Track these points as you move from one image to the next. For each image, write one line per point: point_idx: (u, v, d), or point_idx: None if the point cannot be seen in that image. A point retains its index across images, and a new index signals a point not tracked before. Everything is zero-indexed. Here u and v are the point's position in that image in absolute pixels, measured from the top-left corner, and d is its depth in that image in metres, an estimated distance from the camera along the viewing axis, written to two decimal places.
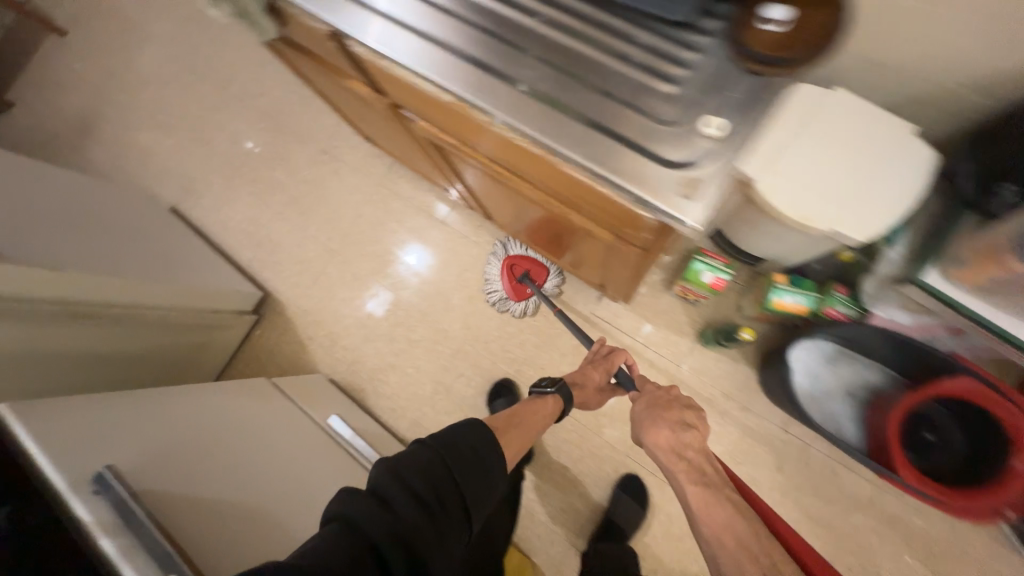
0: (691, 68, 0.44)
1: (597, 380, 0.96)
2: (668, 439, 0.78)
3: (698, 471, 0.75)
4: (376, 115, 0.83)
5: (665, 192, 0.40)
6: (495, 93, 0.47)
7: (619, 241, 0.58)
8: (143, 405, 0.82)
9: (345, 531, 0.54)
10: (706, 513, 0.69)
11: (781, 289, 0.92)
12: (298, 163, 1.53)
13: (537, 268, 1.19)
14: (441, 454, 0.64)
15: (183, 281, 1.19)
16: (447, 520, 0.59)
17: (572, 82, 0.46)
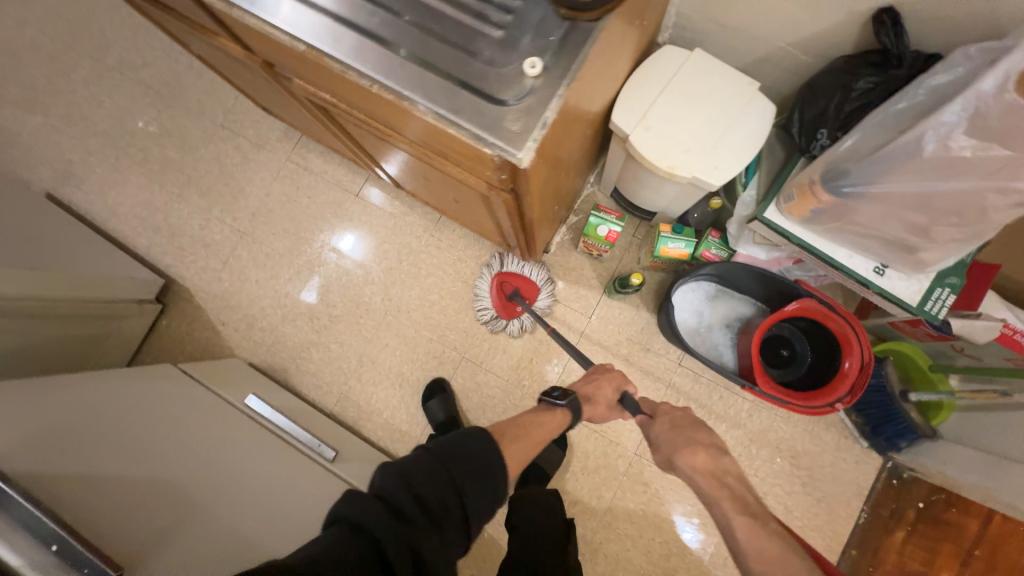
0: (517, 14, 0.48)
1: (608, 396, 0.96)
2: (706, 462, 0.76)
3: (742, 501, 0.71)
4: (257, 77, 0.80)
5: (495, 127, 0.45)
6: (343, 41, 0.48)
7: (490, 189, 0.62)
8: (20, 400, 0.76)
9: (354, 534, 0.54)
10: (754, 545, 0.63)
11: (665, 237, 1.02)
12: (194, 140, 1.43)
13: (529, 287, 1.21)
14: (439, 456, 0.64)
15: (66, 270, 1.09)
16: (447, 525, 0.59)
17: (414, 29, 0.49)
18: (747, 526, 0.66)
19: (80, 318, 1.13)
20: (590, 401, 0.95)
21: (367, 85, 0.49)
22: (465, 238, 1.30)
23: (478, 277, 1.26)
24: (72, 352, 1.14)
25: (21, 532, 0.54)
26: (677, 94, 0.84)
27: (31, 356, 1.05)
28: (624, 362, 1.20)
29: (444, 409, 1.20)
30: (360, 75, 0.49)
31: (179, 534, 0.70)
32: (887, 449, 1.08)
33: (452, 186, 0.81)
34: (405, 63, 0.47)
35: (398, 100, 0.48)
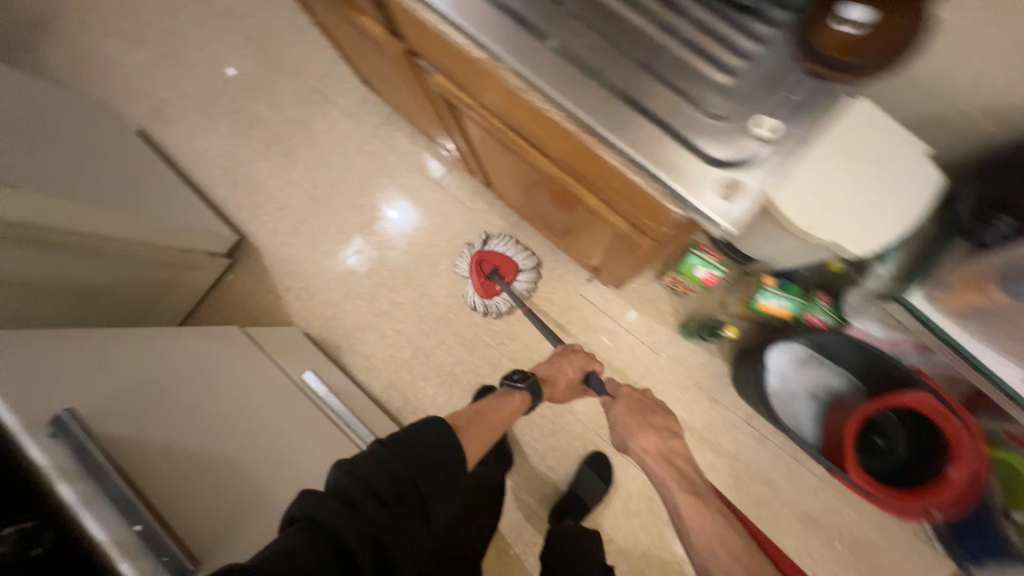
0: (749, 61, 0.43)
1: (569, 376, 0.97)
2: (657, 444, 0.82)
3: (687, 479, 0.78)
4: (384, 59, 0.77)
5: (700, 190, 0.40)
6: (537, 59, 0.44)
7: (628, 229, 0.56)
8: (119, 341, 0.77)
9: (312, 535, 0.51)
10: (698, 521, 0.71)
11: (769, 292, 0.95)
12: (285, 99, 1.41)
13: (507, 265, 1.20)
14: (397, 453, 0.61)
15: (148, 214, 1.10)
16: (410, 516, 0.57)
17: (620, 56, 0.44)
18: (689, 505, 0.73)
19: (157, 264, 1.15)
20: (548, 382, 0.97)
21: (549, 110, 0.44)
22: (542, 247, 1.24)
23: (458, 256, 1.26)
24: (139, 295, 1.16)
25: (107, 505, 0.53)
26: (833, 153, 0.74)
27: (106, 293, 1.08)
28: (688, 408, 1.13)
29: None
30: (545, 98, 0.44)
31: (237, 525, 0.69)
32: (968, 563, 0.98)
33: (563, 208, 0.76)
34: (604, 98, 0.43)
35: (580, 133, 0.44)
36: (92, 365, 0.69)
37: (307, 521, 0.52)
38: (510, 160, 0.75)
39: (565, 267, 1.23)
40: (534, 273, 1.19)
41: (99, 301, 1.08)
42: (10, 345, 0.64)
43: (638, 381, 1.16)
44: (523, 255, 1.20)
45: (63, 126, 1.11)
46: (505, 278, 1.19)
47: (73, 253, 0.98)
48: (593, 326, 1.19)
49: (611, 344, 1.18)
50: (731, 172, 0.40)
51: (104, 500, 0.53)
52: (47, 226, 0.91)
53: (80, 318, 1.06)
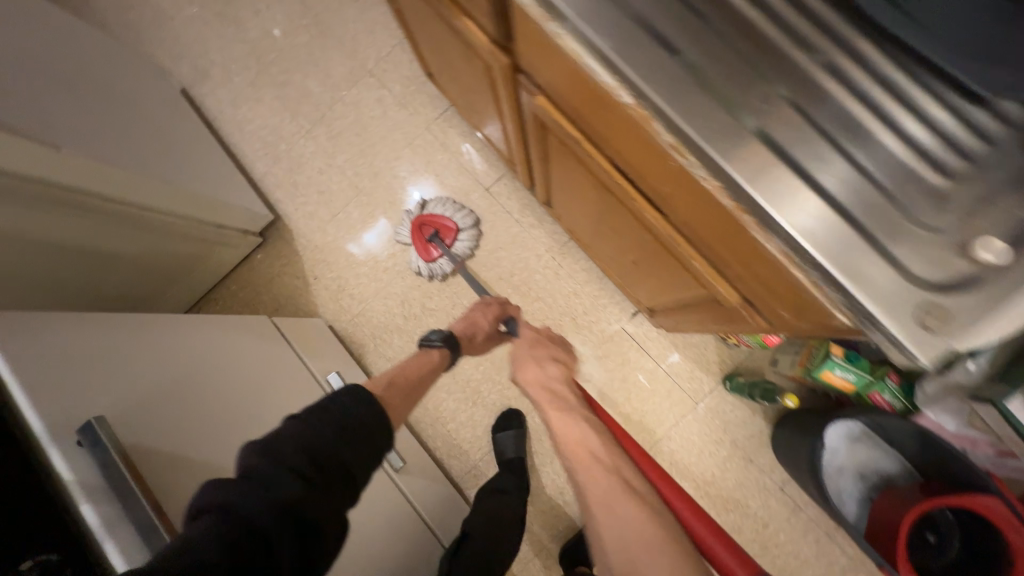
0: (973, 162, 0.36)
1: (484, 327, 0.89)
2: (536, 374, 0.72)
3: (563, 399, 0.68)
4: (475, 64, 0.70)
5: (900, 312, 0.31)
6: (711, 118, 0.36)
7: (739, 306, 0.50)
8: (144, 333, 0.70)
9: (224, 527, 0.42)
10: (570, 447, 0.59)
11: (835, 362, 0.87)
12: (337, 77, 1.34)
13: (448, 228, 1.19)
14: (311, 421, 0.51)
15: (183, 184, 1.04)
16: (335, 491, 0.48)
17: (810, 130, 0.37)
18: (563, 422, 0.62)
19: (187, 237, 1.10)
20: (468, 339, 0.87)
21: (703, 178, 0.37)
22: (588, 273, 1.19)
23: (399, 222, 1.25)
24: (162, 269, 1.10)
25: (132, 534, 0.47)
26: None
27: (134, 263, 1.02)
28: (719, 463, 1.08)
29: (515, 447, 1.10)
30: (706, 164, 0.36)
31: None
32: None
33: (644, 255, 0.69)
34: (791, 180, 0.35)
35: (739, 212, 0.36)
36: (115, 361, 0.62)
37: (220, 509, 0.43)
38: (594, 196, 0.69)
39: (609, 297, 1.17)
40: (473, 234, 1.20)
41: (119, 273, 1.01)
42: (28, 334, 0.56)
43: (671, 427, 1.11)
44: (461, 215, 1.21)
45: (110, 79, 1.05)
46: (445, 241, 1.19)
47: (99, 218, 0.91)
48: (631, 363, 1.14)
49: (648, 384, 1.13)
50: (963, 293, 0.32)
51: (126, 526, 0.47)
52: (82, 188, 0.86)
53: (93, 292, 0.97)
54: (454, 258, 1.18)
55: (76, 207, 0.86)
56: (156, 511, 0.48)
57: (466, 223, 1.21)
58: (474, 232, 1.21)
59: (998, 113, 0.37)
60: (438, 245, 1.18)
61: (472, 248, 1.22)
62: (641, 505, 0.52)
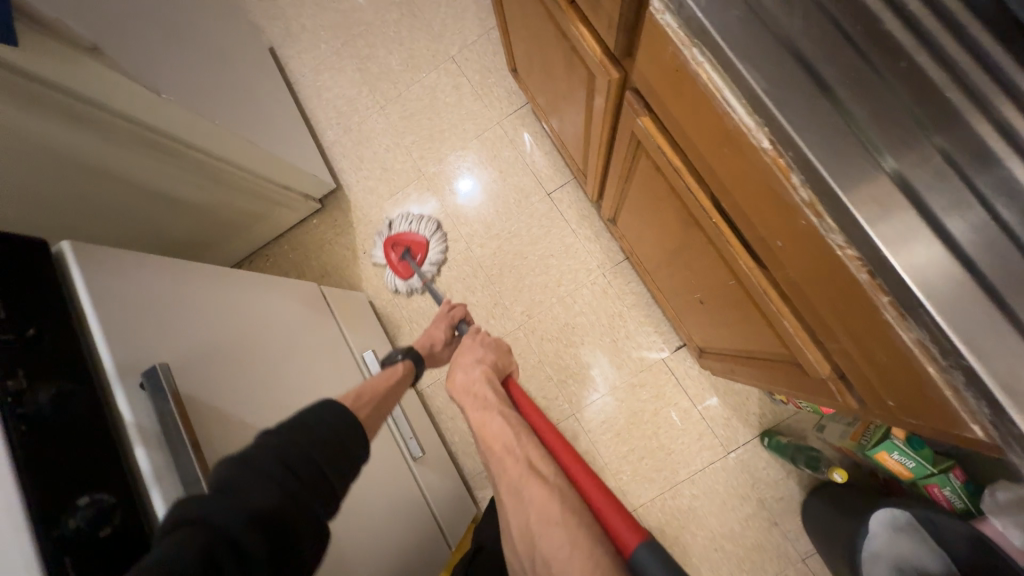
0: None
1: (439, 336, 0.88)
2: (463, 377, 0.66)
3: (483, 396, 0.61)
4: (577, 71, 0.68)
5: None
6: (866, 184, 0.33)
7: (828, 378, 0.46)
8: (207, 283, 0.71)
9: (196, 538, 0.38)
10: (487, 439, 0.54)
11: (894, 444, 0.82)
12: (420, 58, 1.34)
13: (416, 242, 1.22)
14: (282, 428, 0.50)
15: (260, 141, 1.06)
16: (311, 499, 0.47)
17: (965, 202, 0.33)
18: (481, 419, 0.58)
19: (252, 194, 1.12)
20: (429, 351, 0.86)
21: (839, 246, 0.34)
22: (637, 298, 1.15)
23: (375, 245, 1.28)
24: (221, 220, 1.12)
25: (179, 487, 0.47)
26: None
27: (202, 210, 1.05)
28: (741, 520, 1.03)
29: None
30: (848, 233, 0.33)
31: None
32: None
33: (717, 297, 0.66)
34: (951, 269, 0.32)
35: (879, 292, 0.33)
36: (179, 309, 0.62)
37: (192, 525, 0.40)
38: (676, 227, 0.66)
39: (654, 326, 1.13)
40: (444, 243, 1.23)
41: (180, 218, 1.03)
42: (110, 269, 0.56)
43: (696, 472, 1.07)
44: (428, 227, 1.23)
45: (214, 28, 1.07)
46: (417, 256, 1.22)
47: (177, 163, 0.93)
48: (665, 398, 1.10)
49: (680, 423, 1.09)
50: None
51: (172, 477, 0.48)
52: (170, 133, 0.88)
53: (150, 230, 0.99)
54: (427, 271, 1.21)
55: (163, 151, 0.89)
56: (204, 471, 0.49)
57: (436, 235, 1.24)
58: (444, 241, 1.24)
59: None
60: (410, 261, 1.20)
61: (445, 256, 1.24)
62: (541, 483, 0.46)
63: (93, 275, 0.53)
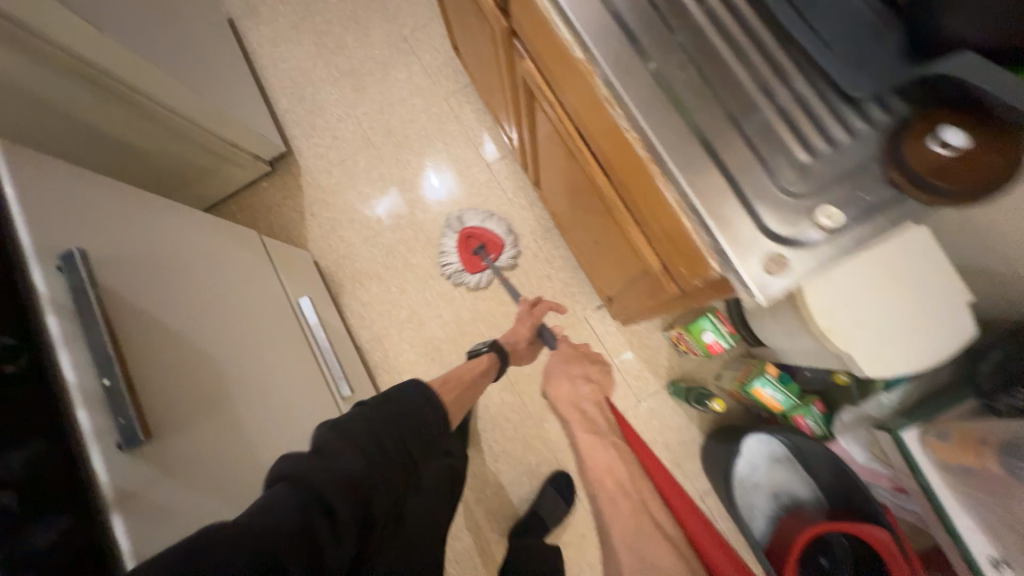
0: (837, 148, 0.38)
1: (522, 333, 1.01)
2: (567, 392, 0.85)
3: (591, 421, 0.77)
4: (487, 31, 0.78)
5: (751, 258, 0.37)
6: (639, 79, 0.42)
7: (658, 270, 0.56)
8: (140, 205, 0.76)
9: (302, 494, 0.46)
10: (591, 455, 0.70)
11: (767, 380, 0.94)
12: (374, 36, 1.43)
13: (493, 241, 1.23)
14: (383, 409, 0.59)
15: (210, 98, 1.12)
16: (397, 479, 0.55)
17: (708, 91, 0.41)
18: (591, 444, 0.71)
19: (201, 148, 1.17)
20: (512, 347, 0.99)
21: (625, 129, 0.43)
22: (564, 261, 1.25)
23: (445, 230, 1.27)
24: (169, 170, 1.16)
25: (86, 350, 0.52)
26: (880, 263, 0.72)
27: (148, 157, 1.09)
28: None
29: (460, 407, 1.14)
30: (629, 118, 0.42)
31: (196, 417, 0.62)
32: None
33: (601, 231, 0.76)
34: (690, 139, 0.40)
35: (649, 163, 0.42)
36: (107, 215, 0.67)
37: (291, 482, 0.47)
38: (567, 168, 0.76)
39: (579, 288, 1.24)
40: (518, 248, 1.24)
41: (125, 164, 1.06)
42: (37, 169, 0.60)
43: None
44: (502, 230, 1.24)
45: None
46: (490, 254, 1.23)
47: (122, 106, 0.97)
48: None
49: None
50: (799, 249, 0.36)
51: (83, 344, 0.53)
52: (114, 74, 0.93)
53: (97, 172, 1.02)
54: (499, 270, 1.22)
55: (111, 93, 0.94)
56: (111, 341, 0.53)
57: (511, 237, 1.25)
58: (518, 244, 1.25)
59: (863, 113, 0.38)
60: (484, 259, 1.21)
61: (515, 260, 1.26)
62: (666, 542, 0.54)
63: (18, 170, 0.57)
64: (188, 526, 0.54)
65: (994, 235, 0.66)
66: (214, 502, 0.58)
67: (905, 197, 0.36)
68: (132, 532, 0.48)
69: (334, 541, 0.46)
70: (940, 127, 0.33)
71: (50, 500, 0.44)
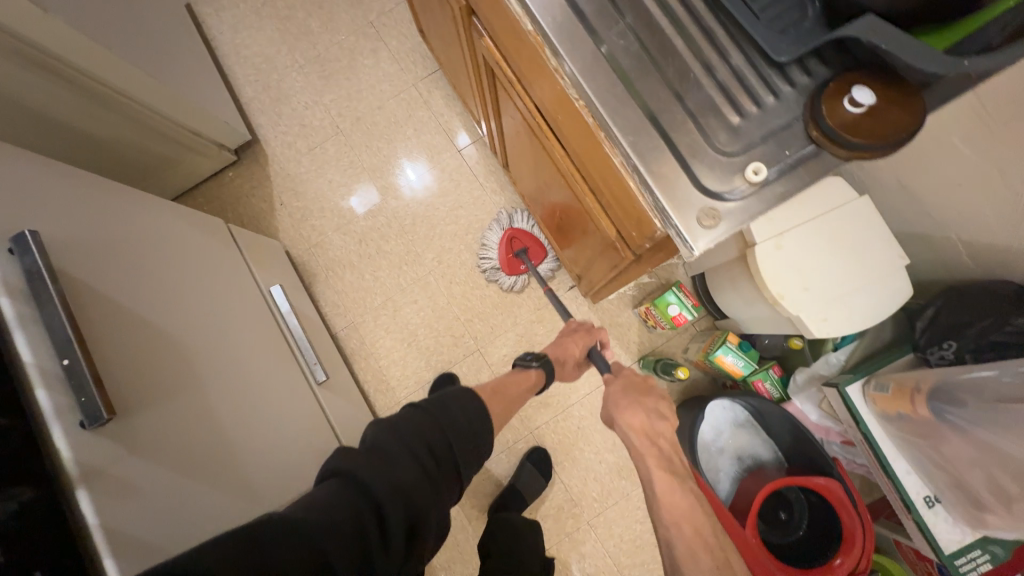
0: (764, 110, 0.41)
1: (574, 355, 0.97)
2: (641, 424, 0.74)
3: (667, 460, 0.70)
4: (448, 13, 0.79)
5: (687, 212, 0.40)
6: (584, 50, 0.44)
7: (615, 239, 0.59)
8: (97, 190, 0.74)
9: (355, 492, 0.51)
10: (667, 499, 0.65)
11: (729, 348, 0.98)
12: (339, 22, 1.41)
13: (537, 247, 1.22)
14: (432, 412, 0.63)
15: (169, 85, 1.09)
16: (443, 484, 0.58)
17: (649, 59, 0.43)
18: (668, 486, 0.66)
19: (161, 136, 1.14)
20: (560, 362, 0.96)
21: (574, 98, 0.45)
22: None
23: (489, 231, 1.26)
24: (130, 159, 1.12)
25: (42, 330, 0.52)
26: (825, 230, 0.76)
27: (106, 146, 1.05)
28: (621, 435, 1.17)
29: None
30: (577, 86, 0.44)
31: (163, 399, 0.62)
32: None
33: (564, 207, 0.78)
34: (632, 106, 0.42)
35: (597, 130, 0.45)
36: (61, 200, 0.65)
37: (345, 477, 0.53)
38: (530, 147, 0.78)
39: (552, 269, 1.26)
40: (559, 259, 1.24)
41: (85, 154, 1.03)
42: None
43: (585, 395, 1.20)
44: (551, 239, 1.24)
45: None
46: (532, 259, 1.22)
47: (77, 93, 0.94)
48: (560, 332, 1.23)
49: None
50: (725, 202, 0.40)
51: (39, 326, 0.52)
52: (68, 61, 0.89)
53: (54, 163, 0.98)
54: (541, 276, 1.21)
55: (63, 79, 0.91)
56: (70, 322, 0.53)
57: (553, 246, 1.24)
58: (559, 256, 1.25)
59: (788, 76, 0.40)
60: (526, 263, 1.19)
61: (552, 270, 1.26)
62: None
63: None
64: (158, 503, 0.54)
65: (926, 200, 0.71)
66: (184, 480, 0.59)
67: (823, 151, 0.39)
68: (99, 508, 0.48)
69: (381, 544, 0.50)
70: (854, 88, 0.36)
71: (12, 479, 0.44)
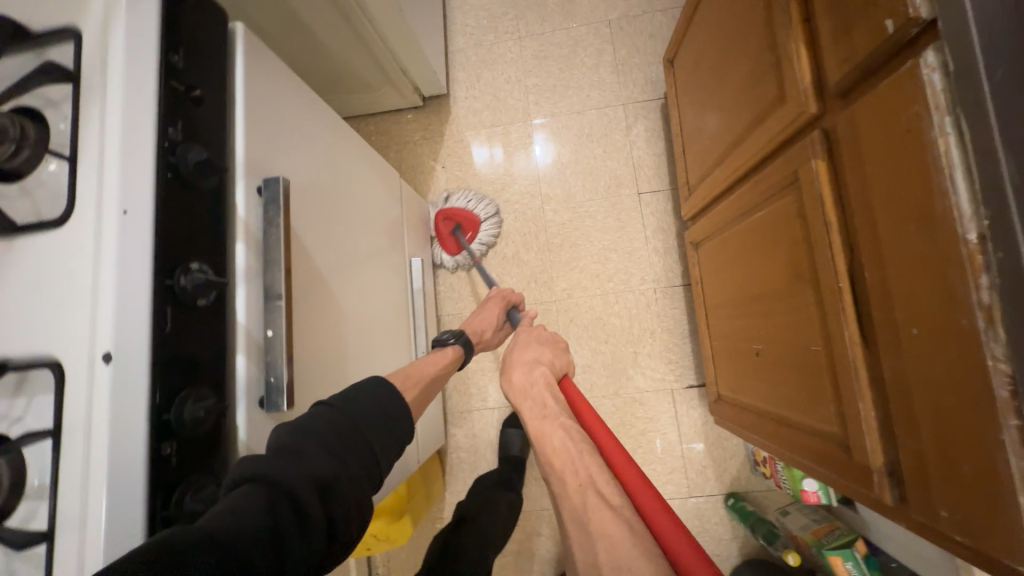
0: None
1: (489, 319, 0.87)
2: (523, 377, 0.62)
3: (542, 404, 0.57)
4: (758, 92, 0.68)
5: None
6: None
7: (875, 470, 0.48)
8: (327, 124, 0.70)
9: (266, 496, 0.38)
10: (542, 447, 0.50)
11: (853, 555, 0.84)
12: (578, 7, 1.30)
13: (471, 220, 1.19)
14: (345, 409, 0.49)
15: (408, 21, 1.03)
16: (359, 469, 0.46)
17: None
18: (540, 432, 0.52)
19: (376, 66, 1.11)
20: (477, 332, 0.85)
21: (992, 357, 0.35)
22: (673, 324, 1.16)
23: None
24: (337, 71, 1.10)
25: (255, 291, 0.48)
26: None
27: (329, 60, 1.04)
28: None
29: (520, 447, 1.10)
30: (1010, 348, 0.34)
31: (320, 381, 0.59)
32: None
33: (777, 353, 0.68)
34: None
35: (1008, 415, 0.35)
36: (302, 138, 0.61)
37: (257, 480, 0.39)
38: (775, 275, 0.67)
39: (679, 359, 1.15)
40: (497, 228, 1.21)
41: (307, 56, 1.02)
42: (264, 72, 0.54)
43: None
44: (486, 207, 1.20)
45: None
46: (466, 234, 1.20)
47: (341, 15, 0.92)
48: (657, 424, 1.14)
49: (659, 451, 1.13)
50: None
51: (257, 283, 0.49)
52: None
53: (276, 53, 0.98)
54: (477, 251, 1.19)
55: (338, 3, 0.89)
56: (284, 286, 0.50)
57: (490, 218, 1.21)
58: (497, 225, 1.21)
59: None
60: (461, 240, 1.18)
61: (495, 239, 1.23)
62: (611, 511, 0.41)
63: (249, 66, 0.51)
64: None
65: None
66: None
67: None
68: None
69: (298, 544, 0.38)
70: None
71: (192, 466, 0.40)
